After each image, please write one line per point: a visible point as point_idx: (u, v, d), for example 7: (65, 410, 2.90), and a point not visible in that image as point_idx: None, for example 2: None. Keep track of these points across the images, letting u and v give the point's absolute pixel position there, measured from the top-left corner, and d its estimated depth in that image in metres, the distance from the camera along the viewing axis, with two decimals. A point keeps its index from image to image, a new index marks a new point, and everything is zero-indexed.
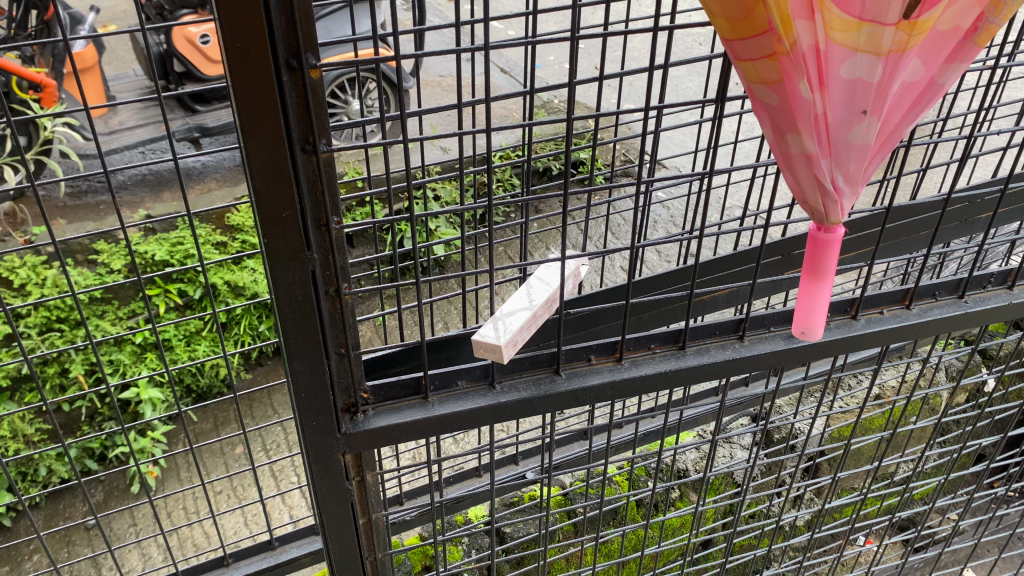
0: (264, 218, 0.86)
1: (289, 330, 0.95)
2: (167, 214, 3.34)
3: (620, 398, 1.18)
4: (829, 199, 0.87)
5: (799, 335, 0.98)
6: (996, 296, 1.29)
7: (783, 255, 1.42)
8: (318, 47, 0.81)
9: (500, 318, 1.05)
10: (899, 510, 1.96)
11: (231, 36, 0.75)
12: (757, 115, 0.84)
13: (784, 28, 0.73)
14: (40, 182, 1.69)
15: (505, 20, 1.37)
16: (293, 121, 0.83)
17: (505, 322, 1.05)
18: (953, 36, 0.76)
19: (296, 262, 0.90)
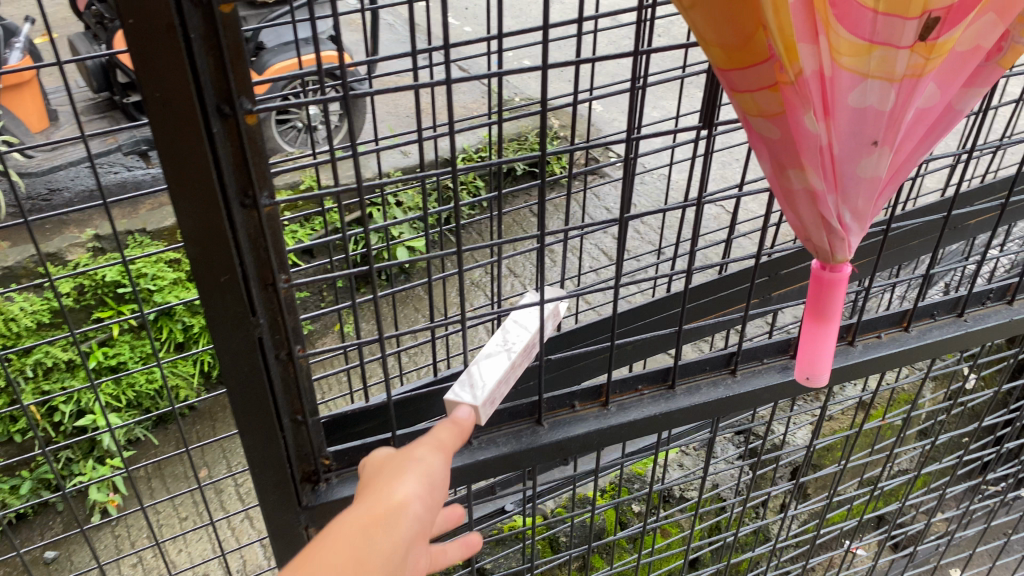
0: (201, 283, 0.76)
1: (237, 400, 0.85)
2: (116, 231, 3.15)
3: (607, 445, 1.09)
4: (836, 237, 0.78)
5: (804, 381, 0.89)
6: (997, 313, 1.22)
7: (771, 275, 1.33)
8: (253, 89, 0.70)
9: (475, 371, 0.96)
10: (898, 522, 1.85)
11: (150, 83, 0.64)
12: (755, 148, 0.75)
13: (787, 56, 0.64)
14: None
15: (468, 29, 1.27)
16: (228, 175, 0.72)
17: (481, 375, 0.95)
18: (974, 57, 0.68)
19: (240, 330, 0.80)
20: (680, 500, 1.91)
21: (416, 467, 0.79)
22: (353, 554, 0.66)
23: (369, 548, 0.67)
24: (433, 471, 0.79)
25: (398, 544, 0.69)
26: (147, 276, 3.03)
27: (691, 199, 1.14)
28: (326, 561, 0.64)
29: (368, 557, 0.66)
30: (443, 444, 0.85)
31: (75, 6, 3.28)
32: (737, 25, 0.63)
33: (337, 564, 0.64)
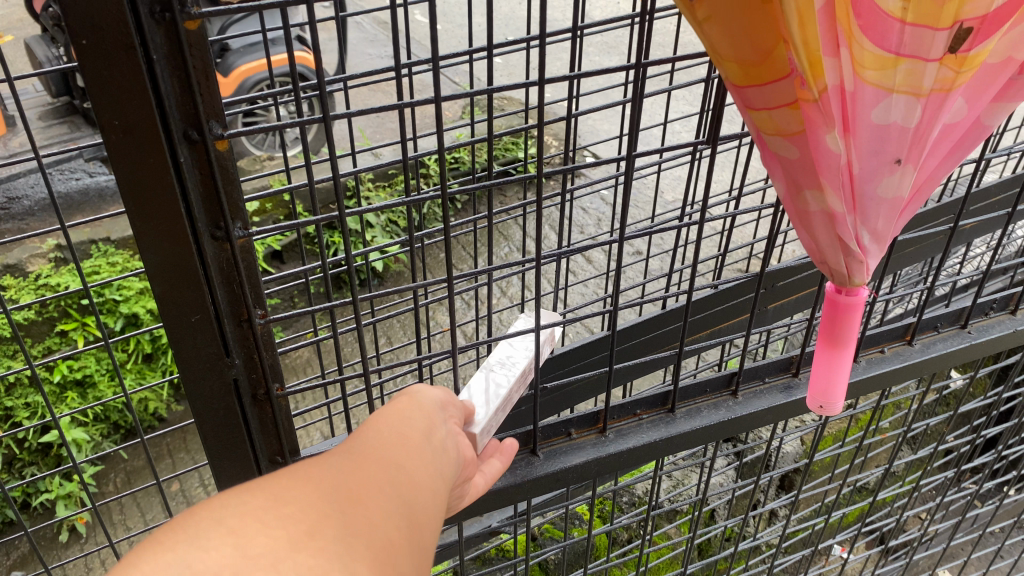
0: (168, 324, 0.69)
1: (209, 444, 0.79)
2: (78, 240, 3.03)
3: (605, 474, 1.04)
4: (854, 260, 0.73)
5: (818, 411, 0.85)
6: (1000, 324, 1.19)
7: (766, 288, 1.30)
8: (224, 112, 0.63)
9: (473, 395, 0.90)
10: (891, 530, 1.80)
11: (109, 110, 0.58)
12: (769, 168, 0.70)
13: (811, 71, 0.59)
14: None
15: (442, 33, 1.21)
16: (196, 207, 0.65)
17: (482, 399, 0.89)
18: (1006, 68, 0.63)
19: (213, 372, 0.74)
20: (670, 512, 1.87)
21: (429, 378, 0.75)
22: (391, 421, 0.61)
23: (404, 418, 0.62)
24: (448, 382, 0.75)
25: (432, 420, 0.65)
26: (114, 286, 2.92)
27: (688, 213, 1.09)
28: (364, 425, 0.59)
29: (407, 424, 0.61)
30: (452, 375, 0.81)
31: (32, 8, 3.15)
32: (758, 39, 0.58)
33: (376, 426, 0.59)
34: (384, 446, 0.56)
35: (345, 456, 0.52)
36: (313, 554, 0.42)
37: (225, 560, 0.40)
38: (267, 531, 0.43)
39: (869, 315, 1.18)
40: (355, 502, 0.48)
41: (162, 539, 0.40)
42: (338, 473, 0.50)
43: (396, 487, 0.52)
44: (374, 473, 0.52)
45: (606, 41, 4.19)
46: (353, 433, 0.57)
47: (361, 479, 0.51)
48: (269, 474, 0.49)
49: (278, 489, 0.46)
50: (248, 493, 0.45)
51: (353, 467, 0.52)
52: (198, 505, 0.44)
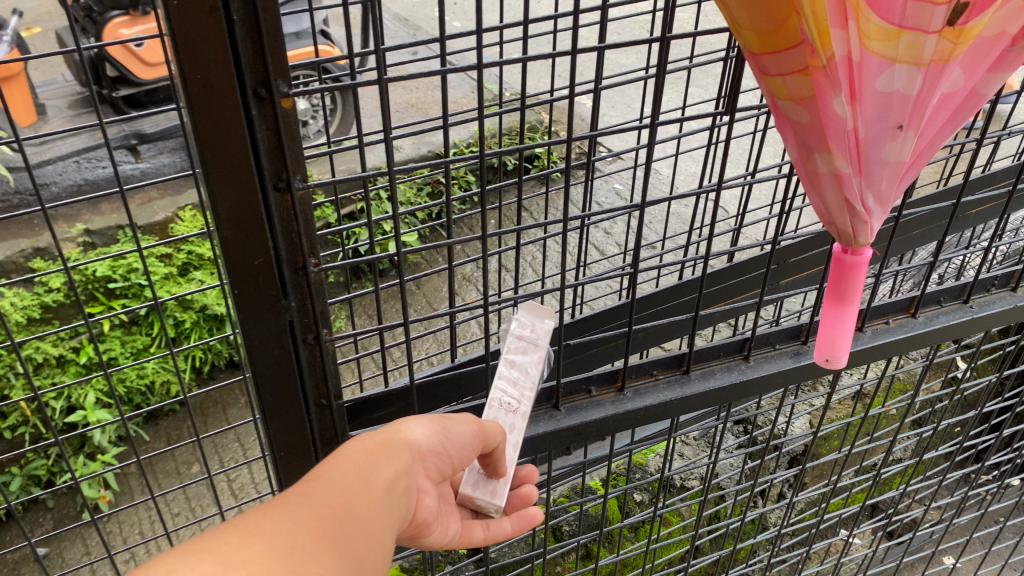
0: (234, 266, 0.76)
1: (263, 382, 0.86)
2: (106, 225, 3.16)
3: (623, 431, 1.10)
4: (859, 220, 0.80)
5: (823, 363, 0.91)
6: (1001, 300, 1.25)
7: (779, 265, 1.37)
8: (291, 73, 0.69)
9: (496, 415, 0.95)
10: (895, 511, 1.86)
11: (190, 66, 0.65)
12: (783, 132, 0.77)
13: (821, 40, 0.65)
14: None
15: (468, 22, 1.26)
16: (263, 158, 0.72)
17: (509, 419, 0.94)
18: (999, 42, 0.69)
19: (271, 312, 0.81)
20: (683, 492, 1.89)
21: (431, 413, 0.79)
22: (359, 467, 0.67)
23: (374, 466, 0.68)
24: (451, 421, 0.80)
25: (403, 469, 0.71)
26: (139, 271, 3.04)
27: (707, 184, 1.15)
28: (329, 472, 0.65)
29: (375, 474, 0.67)
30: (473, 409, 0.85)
31: None
32: (772, 10, 0.64)
33: (341, 475, 0.65)
34: (343, 500, 0.62)
35: (303, 514, 0.58)
36: None
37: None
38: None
39: (876, 289, 1.24)
40: (304, 564, 0.55)
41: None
42: (292, 534, 0.56)
43: (345, 549, 0.59)
44: (327, 531, 0.58)
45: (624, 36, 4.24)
46: (318, 482, 0.63)
47: (313, 539, 0.57)
48: (228, 524, 0.54)
49: (229, 551, 0.52)
50: (199, 555, 0.50)
51: (308, 527, 0.57)
52: (157, 561, 0.49)
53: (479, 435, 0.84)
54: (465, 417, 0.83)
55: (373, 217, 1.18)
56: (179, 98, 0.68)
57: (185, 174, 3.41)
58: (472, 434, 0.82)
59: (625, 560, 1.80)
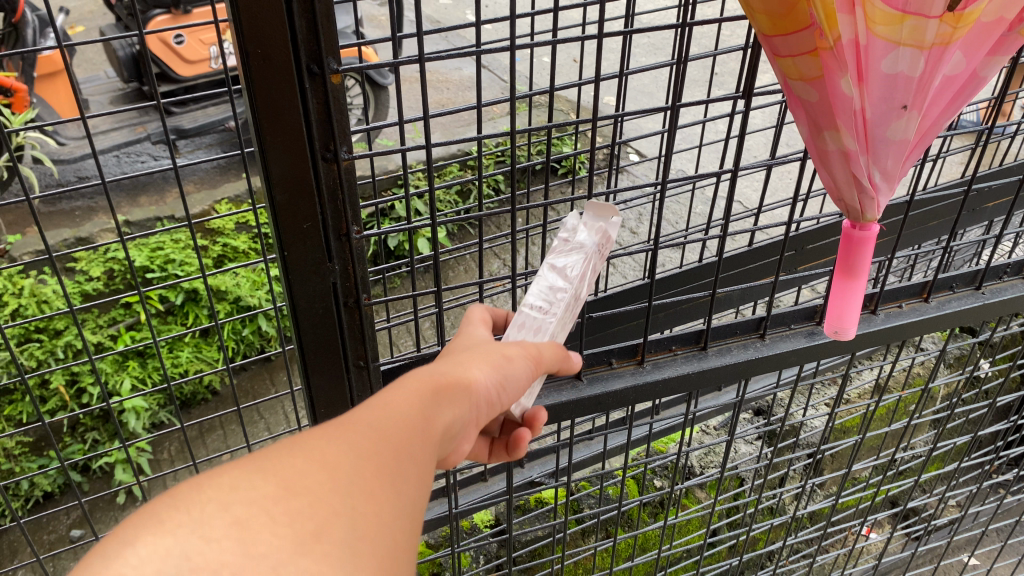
0: (285, 229, 0.83)
1: (306, 338, 0.93)
2: (145, 217, 3.23)
3: (641, 403, 1.16)
4: (866, 197, 0.85)
5: (833, 335, 0.97)
6: (1013, 287, 1.30)
7: (797, 251, 1.46)
8: (341, 51, 0.76)
9: (524, 317, 0.86)
10: (908, 502, 1.90)
11: (253, 41, 0.72)
12: (794, 112, 0.82)
13: (827, 23, 0.71)
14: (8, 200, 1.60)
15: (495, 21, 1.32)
16: (314, 128, 0.79)
17: (537, 320, 0.86)
18: (998, 28, 0.74)
19: (317, 274, 0.88)
20: (701, 482, 1.92)
21: (493, 356, 0.72)
22: (423, 404, 0.59)
23: (436, 406, 0.61)
24: (515, 368, 0.73)
25: (460, 416, 0.64)
26: (175, 262, 3.09)
27: (726, 168, 1.21)
28: (391, 402, 0.58)
29: (436, 415, 0.60)
30: (533, 347, 0.78)
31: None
32: None
33: (403, 410, 0.57)
34: (406, 438, 0.55)
35: (366, 445, 0.52)
36: (319, 560, 0.43)
37: (227, 553, 0.41)
38: (276, 530, 0.43)
39: (890, 275, 1.29)
40: (367, 505, 0.48)
41: (167, 516, 0.42)
42: (355, 468, 0.50)
43: (409, 491, 0.51)
44: (389, 468, 0.51)
45: (652, 40, 4.32)
46: (381, 413, 0.56)
47: (376, 475, 0.50)
48: (290, 447, 0.49)
49: (290, 482, 0.46)
50: (262, 477, 0.46)
51: (373, 460, 0.51)
52: (216, 477, 0.45)
53: (536, 371, 0.77)
54: (527, 360, 0.75)
55: (410, 194, 1.21)
56: (239, 70, 0.75)
57: (221, 168, 3.50)
58: (531, 378, 0.75)
59: (643, 544, 1.85)
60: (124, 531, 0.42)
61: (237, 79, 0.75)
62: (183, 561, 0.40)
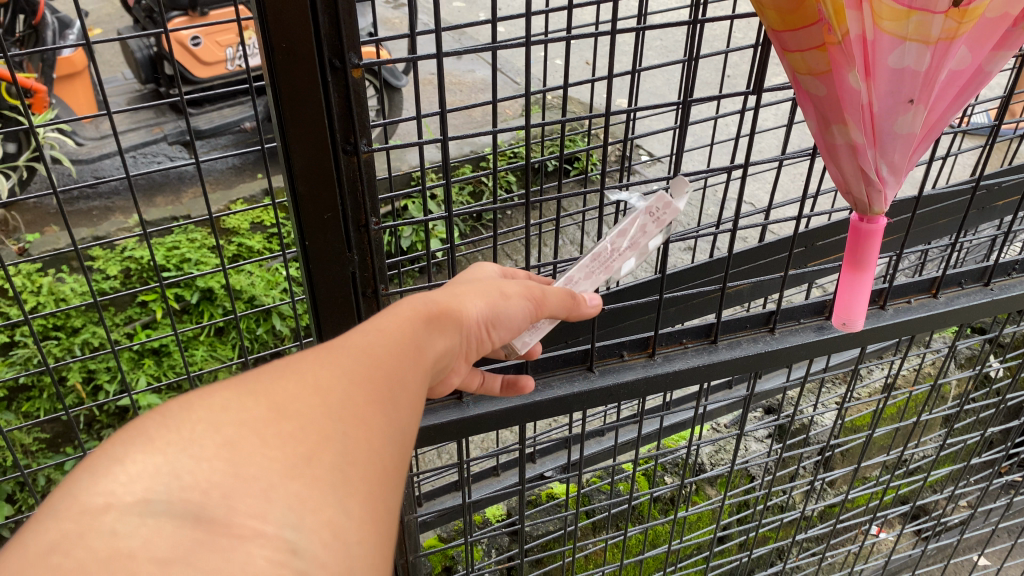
0: (307, 219, 0.86)
1: (325, 323, 0.96)
2: (161, 216, 3.27)
3: (652, 395, 1.18)
4: (874, 190, 0.87)
5: (843, 328, 1.01)
6: (1021, 283, 1.31)
7: (807, 248, 1.49)
8: (362, 47, 0.78)
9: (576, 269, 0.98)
10: (917, 499, 1.91)
11: (279, 36, 0.74)
12: (803, 107, 0.84)
13: (836, 18, 0.73)
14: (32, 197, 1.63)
15: (512, 22, 1.34)
16: (335, 121, 0.81)
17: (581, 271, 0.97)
18: (1002, 23, 0.76)
19: (337, 263, 0.90)
20: (712, 479, 1.94)
21: (494, 293, 0.75)
22: (415, 335, 0.62)
23: (427, 338, 0.64)
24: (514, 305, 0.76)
25: (452, 343, 0.68)
26: (191, 261, 3.12)
27: (738, 164, 1.22)
28: (385, 329, 0.60)
29: (426, 346, 0.63)
30: (538, 288, 0.80)
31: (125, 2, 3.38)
32: None
33: (398, 338, 0.60)
34: (397, 364, 0.58)
35: (359, 371, 0.54)
36: (308, 483, 0.45)
37: (217, 472, 0.43)
38: (267, 451, 0.45)
39: (899, 270, 1.30)
40: (354, 429, 0.50)
41: (157, 436, 0.44)
42: (345, 394, 0.51)
43: (397, 418, 0.54)
44: (382, 394, 0.54)
45: (665, 43, 4.34)
46: (377, 339, 0.58)
47: (365, 401, 0.52)
48: (283, 371, 0.51)
49: (285, 402, 0.48)
50: (253, 400, 0.48)
51: (363, 387, 0.53)
52: (208, 399, 0.47)
53: (538, 313, 0.80)
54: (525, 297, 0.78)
55: (426, 187, 1.18)
56: (265, 66, 0.78)
57: (236, 168, 3.54)
58: (528, 318, 0.78)
59: (652, 540, 1.87)
60: (114, 448, 0.44)
61: (262, 75, 0.78)
62: (172, 480, 0.42)
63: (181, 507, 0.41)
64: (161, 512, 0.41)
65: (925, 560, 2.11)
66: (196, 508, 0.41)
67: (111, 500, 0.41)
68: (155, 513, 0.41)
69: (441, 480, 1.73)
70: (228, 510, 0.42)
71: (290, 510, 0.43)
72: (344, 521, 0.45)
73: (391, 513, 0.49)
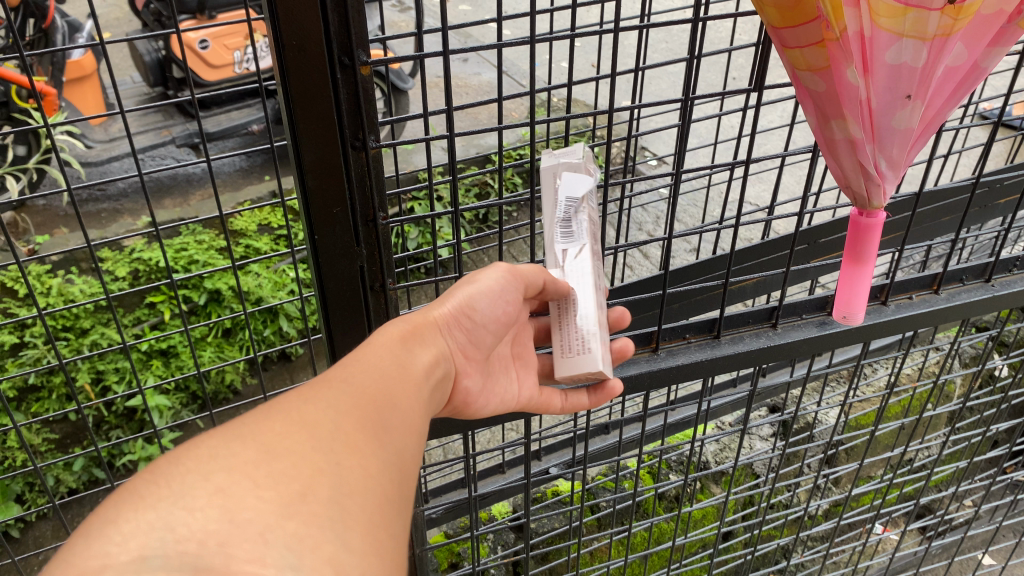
0: (317, 214, 0.88)
1: (332, 317, 0.98)
2: (169, 219, 3.30)
3: (655, 390, 1.19)
4: (873, 183, 0.88)
5: (842, 319, 1.01)
6: (1022, 280, 1.32)
7: (810, 245, 1.52)
8: (369, 44, 0.80)
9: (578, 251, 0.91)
10: (921, 498, 1.92)
11: (288, 33, 0.76)
12: (803, 102, 0.85)
13: (834, 15, 0.74)
14: (43, 195, 1.65)
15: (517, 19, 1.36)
16: (343, 117, 0.83)
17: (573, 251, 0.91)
18: (998, 20, 0.77)
19: (346, 257, 0.92)
20: (716, 475, 1.95)
21: (461, 286, 0.84)
22: (396, 356, 0.70)
23: (409, 355, 0.72)
24: (483, 289, 0.84)
25: (432, 350, 0.76)
26: (199, 263, 3.14)
27: (740, 161, 1.24)
28: (366, 359, 0.68)
29: (410, 363, 0.71)
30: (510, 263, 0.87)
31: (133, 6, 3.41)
32: None
33: (381, 364, 0.68)
34: (383, 389, 0.65)
35: (346, 401, 0.60)
36: (305, 521, 0.49)
37: (212, 519, 0.48)
38: (260, 493, 0.50)
39: (900, 267, 1.31)
40: (348, 457, 0.56)
41: (149, 493, 0.49)
42: (335, 427, 0.57)
43: (387, 437, 0.60)
44: (368, 415, 0.61)
45: (670, 44, 4.35)
46: (359, 366, 0.66)
47: (354, 430, 0.58)
48: (273, 412, 0.56)
49: (275, 441, 0.54)
50: (243, 444, 0.53)
51: (351, 415, 0.59)
52: (197, 449, 0.52)
53: (518, 286, 0.86)
54: (497, 271, 0.86)
55: (433, 182, 1.16)
56: (277, 65, 0.79)
57: (244, 172, 3.57)
58: (507, 293, 0.86)
59: (655, 536, 1.88)
60: (108, 510, 0.48)
61: (273, 72, 0.80)
62: (167, 534, 0.47)
63: (179, 560, 0.46)
64: (158, 567, 0.45)
65: (927, 558, 2.12)
66: (195, 559, 0.46)
67: (107, 561, 0.45)
68: (151, 570, 0.45)
69: (446, 475, 1.74)
70: (227, 557, 0.46)
71: (290, 551, 0.48)
72: (346, 554, 0.50)
73: (391, 540, 0.54)
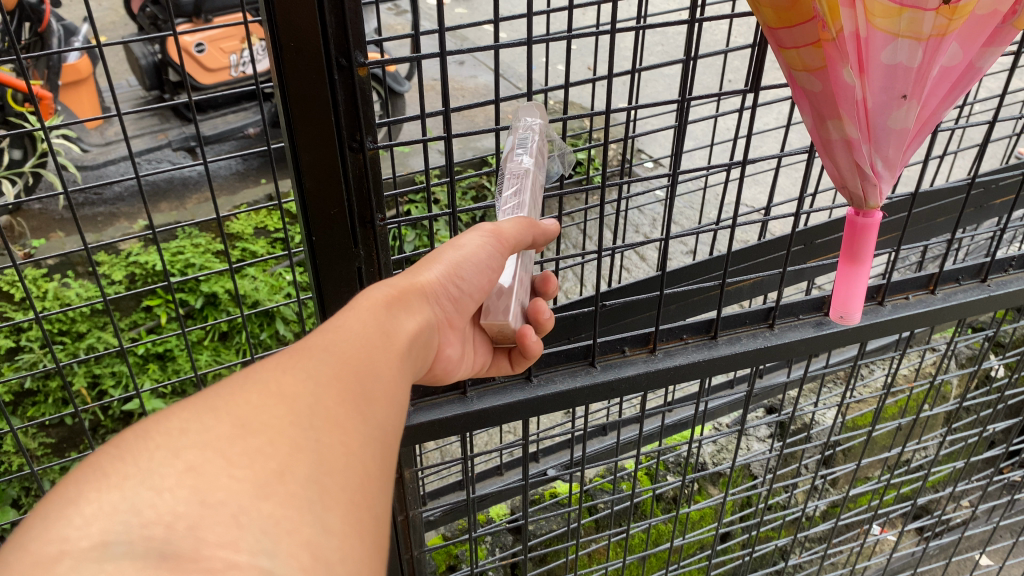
0: (314, 215, 0.88)
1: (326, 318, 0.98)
2: (164, 223, 3.29)
3: (652, 391, 1.19)
4: (868, 183, 0.89)
5: (839, 319, 1.01)
6: (1018, 280, 1.32)
7: (807, 245, 1.54)
8: (367, 45, 0.80)
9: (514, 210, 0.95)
10: (918, 498, 1.92)
11: (286, 34, 0.76)
12: (799, 102, 0.85)
13: (831, 15, 0.74)
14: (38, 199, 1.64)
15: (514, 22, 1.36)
16: (341, 117, 0.83)
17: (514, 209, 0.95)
18: (993, 20, 0.78)
19: (344, 258, 0.93)
20: (713, 476, 1.96)
21: (446, 250, 0.83)
22: (380, 322, 0.71)
23: (392, 323, 0.72)
24: (467, 255, 0.84)
25: (417, 318, 0.76)
26: (195, 266, 3.13)
27: (738, 161, 1.24)
28: (347, 324, 0.68)
29: (393, 330, 0.71)
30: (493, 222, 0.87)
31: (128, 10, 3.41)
32: None
33: (364, 331, 0.68)
34: (363, 355, 0.65)
35: (326, 373, 0.60)
36: (281, 502, 0.49)
37: (183, 500, 0.47)
38: (234, 472, 0.49)
39: (897, 267, 1.31)
40: (327, 431, 0.56)
41: (112, 470, 0.48)
42: (314, 401, 0.57)
43: (367, 406, 0.61)
44: (348, 387, 0.61)
45: (667, 48, 4.37)
46: (340, 333, 0.66)
47: (334, 405, 0.58)
48: (250, 385, 0.56)
49: (249, 413, 0.54)
50: (217, 418, 0.52)
51: (332, 387, 0.59)
52: (167, 424, 0.52)
53: (499, 246, 0.87)
54: (477, 235, 0.85)
55: (429, 184, 1.14)
56: (275, 66, 0.80)
57: (240, 175, 3.56)
58: (490, 257, 0.86)
59: (654, 537, 1.89)
60: (69, 488, 0.47)
61: (272, 75, 0.80)
62: (132, 518, 0.46)
63: (145, 545, 0.44)
64: (121, 554, 0.43)
65: (923, 558, 2.13)
66: (161, 545, 0.44)
67: (66, 547, 0.44)
68: (114, 557, 0.43)
69: (445, 477, 1.75)
70: (196, 543, 0.45)
71: (265, 535, 0.47)
72: (324, 537, 0.49)
73: (372, 524, 0.53)
